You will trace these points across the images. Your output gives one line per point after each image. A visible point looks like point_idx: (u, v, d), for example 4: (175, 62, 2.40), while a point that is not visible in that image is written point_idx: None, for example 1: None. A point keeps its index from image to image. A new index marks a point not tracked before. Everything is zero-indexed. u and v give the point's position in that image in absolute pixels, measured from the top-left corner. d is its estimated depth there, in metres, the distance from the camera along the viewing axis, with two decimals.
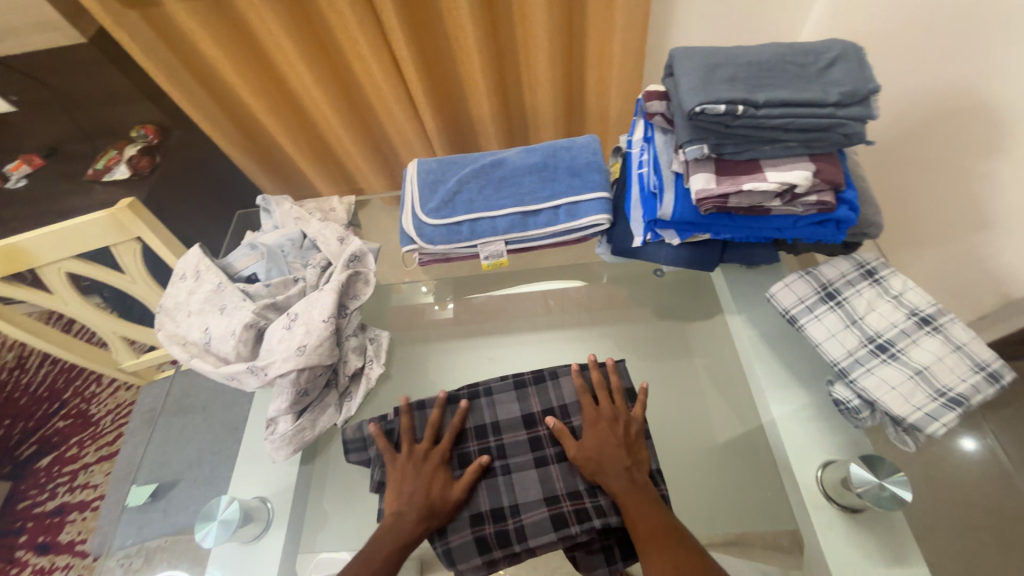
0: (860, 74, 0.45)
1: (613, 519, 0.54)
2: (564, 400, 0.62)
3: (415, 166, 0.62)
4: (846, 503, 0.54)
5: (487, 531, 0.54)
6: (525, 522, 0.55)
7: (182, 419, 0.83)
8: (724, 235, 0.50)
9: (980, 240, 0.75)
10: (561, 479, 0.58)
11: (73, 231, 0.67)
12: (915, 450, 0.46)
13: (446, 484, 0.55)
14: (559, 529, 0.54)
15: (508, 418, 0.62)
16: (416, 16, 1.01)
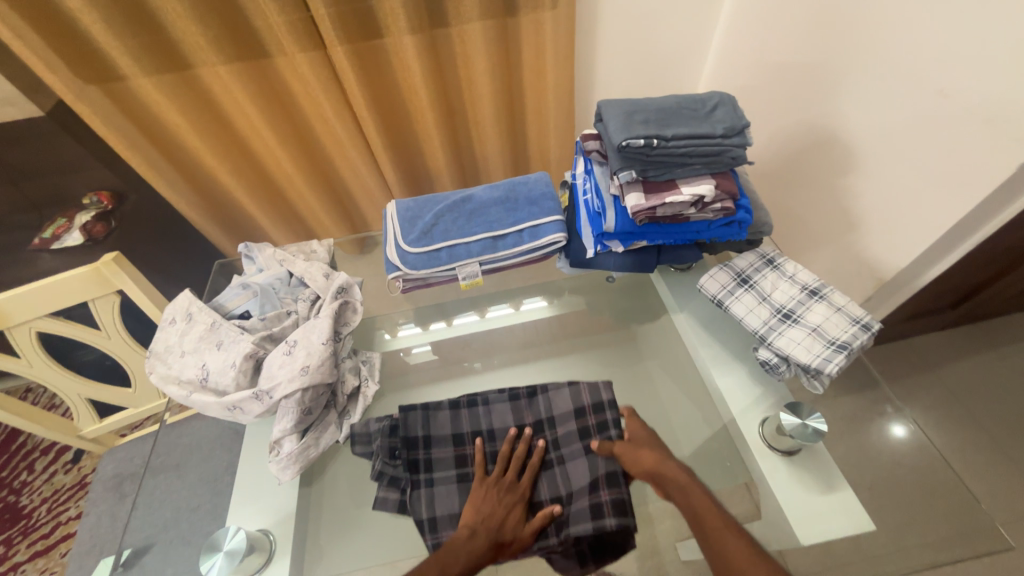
0: (735, 114, 0.60)
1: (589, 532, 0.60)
2: (552, 412, 0.69)
3: (393, 205, 0.70)
4: (783, 447, 0.67)
5: None
6: None
7: (152, 480, 0.80)
8: (658, 240, 0.62)
9: (852, 237, 0.94)
10: (546, 488, 0.65)
11: (53, 288, 0.82)
12: (824, 392, 0.57)
13: (518, 522, 0.61)
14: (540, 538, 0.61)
15: (502, 425, 0.69)
16: (374, 84, 1.14)
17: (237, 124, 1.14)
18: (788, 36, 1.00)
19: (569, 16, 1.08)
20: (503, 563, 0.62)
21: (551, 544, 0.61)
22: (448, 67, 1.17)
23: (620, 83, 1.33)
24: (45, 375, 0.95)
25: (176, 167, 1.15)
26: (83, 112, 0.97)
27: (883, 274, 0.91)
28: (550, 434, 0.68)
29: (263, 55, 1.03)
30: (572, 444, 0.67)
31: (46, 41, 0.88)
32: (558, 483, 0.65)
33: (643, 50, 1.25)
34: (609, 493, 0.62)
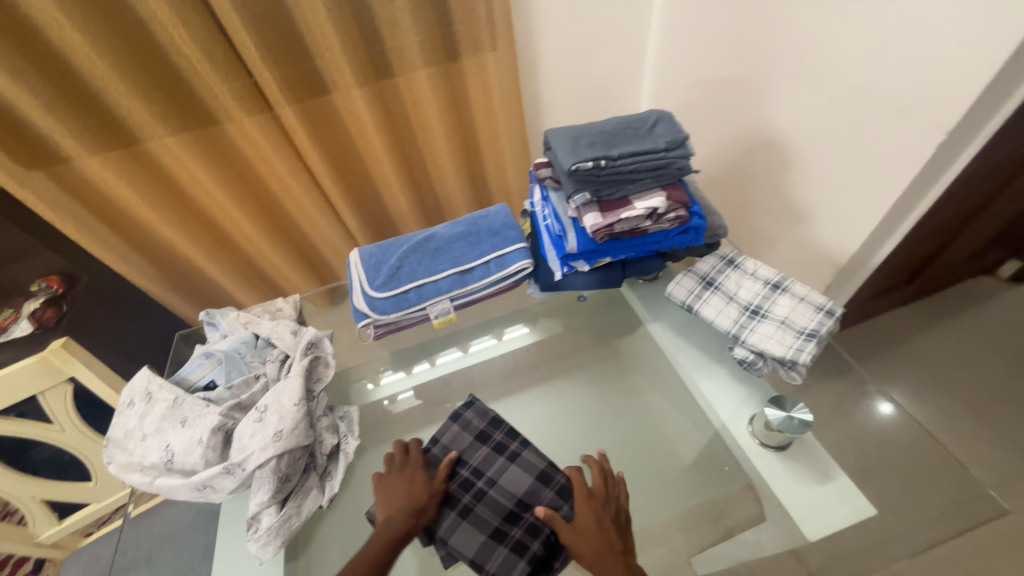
0: (676, 127, 0.62)
1: (535, 548, 0.62)
2: (467, 452, 0.71)
3: (357, 253, 0.69)
4: (774, 443, 0.69)
5: (513, 538, 0.63)
6: (516, 537, 0.63)
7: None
8: (621, 255, 0.63)
9: (802, 229, 1.00)
10: (492, 512, 0.65)
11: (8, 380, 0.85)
12: (801, 381, 0.59)
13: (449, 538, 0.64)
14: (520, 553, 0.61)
15: (477, 458, 0.70)
16: (327, 137, 1.16)
17: (193, 192, 1.13)
18: (715, 51, 1.07)
19: (509, 55, 1.16)
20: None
21: (532, 551, 0.62)
22: (398, 113, 1.20)
23: (566, 109, 1.39)
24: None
25: (132, 241, 1.13)
26: (29, 199, 0.95)
27: (838, 259, 0.96)
28: (482, 480, 0.68)
29: (212, 122, 1.05)
30: (493, 462, 0.69)
31: None
32: (499, 506, 0.66)
33: (584, 75, 1.33)
34: (520, 528, 0.64)
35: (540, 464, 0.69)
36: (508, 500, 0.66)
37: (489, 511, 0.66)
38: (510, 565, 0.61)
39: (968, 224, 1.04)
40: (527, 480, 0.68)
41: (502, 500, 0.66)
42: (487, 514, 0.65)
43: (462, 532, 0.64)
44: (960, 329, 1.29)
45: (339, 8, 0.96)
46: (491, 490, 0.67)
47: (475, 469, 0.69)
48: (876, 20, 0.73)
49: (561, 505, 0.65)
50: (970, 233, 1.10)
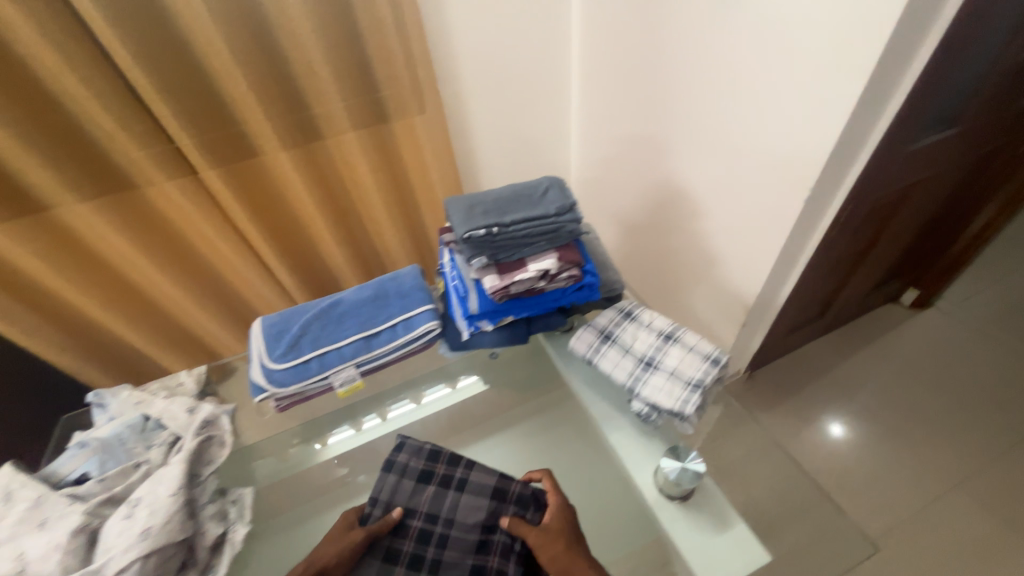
0: (566, 193, 0.67)
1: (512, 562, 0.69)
2: (416, 498, 0.75)
3: (261, 322, 0.67)
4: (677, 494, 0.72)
5: (490, 562, 0.70)
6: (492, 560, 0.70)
7: None
8: (523, 313, 0.65)
9: (712, 272, 1.07)
10: (463, 546, 0.72)
11: None
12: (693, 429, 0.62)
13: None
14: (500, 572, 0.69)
15: (427, 502, 0.75)
16: (256, 198, 1.15)
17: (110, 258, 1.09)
18: (627, 112, 1.17)
19: (437, 118, 1.22)
20: None
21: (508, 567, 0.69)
22: (331, 174, 1.22)
23: (501, 164, 1.46)
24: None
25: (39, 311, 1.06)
26: None
27: (747, 299, 1.02)
28: (440, 522, 0.73)
29: (129, 187, 1.02)
30: (443, 501, 0.75)
31: None
32: (467, 537, 0.72)
33: (514, 133, 1.41)
34: (495, 554, 0.70)
35: (489, 482, 0.75)
36: (470, 529, 0.72)
37: (460, 539, 0.72)
38: None
39: (860, 262, 1.15)
40: (476, 506, 0.73)
41: (465, 533, 0.72)
42: (460, 548, 0.72)
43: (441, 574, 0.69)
44: (875, 357, 1.38)
45: (262, 80, 0.99)
46: (453, 528, 0.73)
47: (431, 510, 0.74)
48: (747, 91, 0.82)
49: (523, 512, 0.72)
50: (865, 270, 1.20)
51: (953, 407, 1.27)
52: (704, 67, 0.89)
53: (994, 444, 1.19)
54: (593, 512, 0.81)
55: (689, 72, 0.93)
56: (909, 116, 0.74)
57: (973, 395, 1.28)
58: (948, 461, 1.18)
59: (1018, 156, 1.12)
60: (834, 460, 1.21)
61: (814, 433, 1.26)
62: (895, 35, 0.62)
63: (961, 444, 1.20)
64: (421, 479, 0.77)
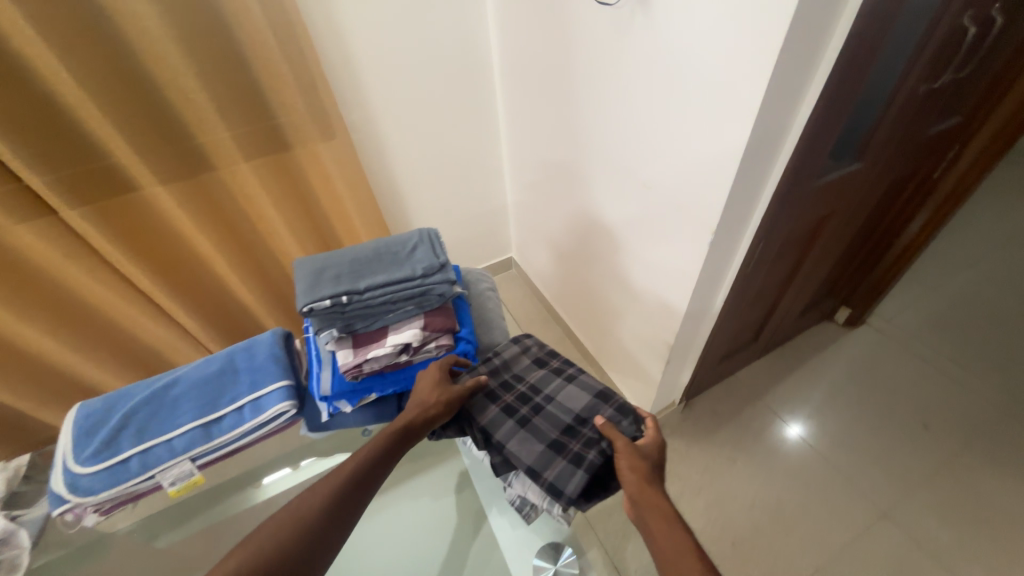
0: (436, 249, 0.60)
1: (593, 455, 0.55)
2: (523, 372, 0.67)
3: (78, 411, 0.57)
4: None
5: (573, 448, 0.57)
6: (574, 448, 0.57)
7: None
8: (387, 390, 0.57)
9: (637, 306, 1.02)
10: (550, 426, 0.60)
11: None
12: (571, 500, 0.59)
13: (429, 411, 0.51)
14: (576, 461, 0.55)
15: (540, 377, 0.67)
16: (140, 237, 1.03)
17: None
18: (547, 139, 1.12)
19: (346, 145, 1.13)
20: (570, 478, 0.54)
21: (590, 457, 0.55)
22: (229, 208, 1.11)
23: (427, 190, 1.39)
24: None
25: None
26: None
27: (668, 339, 0.96)
28: (538, 393, 0.65)
29: None
30: (552, 382, 0.66)
31: None
32: (558, 416, 0.61)
33: (439, 158, 1.34)
34: (577, 441, 0.58)
35: (598, 384, 0.64)
36: (565, 416, 0.61)
37: (548, 424, 0.60)
38: (562, 470, 0.55)
39: (786, 288, 1.13)
40: (586, 400, 0.62)
41: (554, 415, 0.61)
42: (544, 426, 0.60)
43: (517, 437, 0.59)
44: (807, 378, 1.39)
45: (126, 109, 0.88)
46: (550, 405, 0.63)
47: (534, 387, 0.65)
48: (649, 125, 0.77)
49: (620, 422, 0.58)
50: (792, 295, 1.19)
51: (884, 428, 1.27)
52: (609, 98, 0.84)
53: (923, 466, 1.19)
54: None
55: (596, 101, 0.88)
56: (809, 154, 0.70)
57: (902, 414, 1.29)
58: (878, 486, 1.17)
59: (931, 180, 1.13)
60: (770, 491, 1.18)
61: (751, 463, 1.23)
62: (783, 79, 0.57)
63: (893, 467, 1.20)
64: (537, 360, 0.69)
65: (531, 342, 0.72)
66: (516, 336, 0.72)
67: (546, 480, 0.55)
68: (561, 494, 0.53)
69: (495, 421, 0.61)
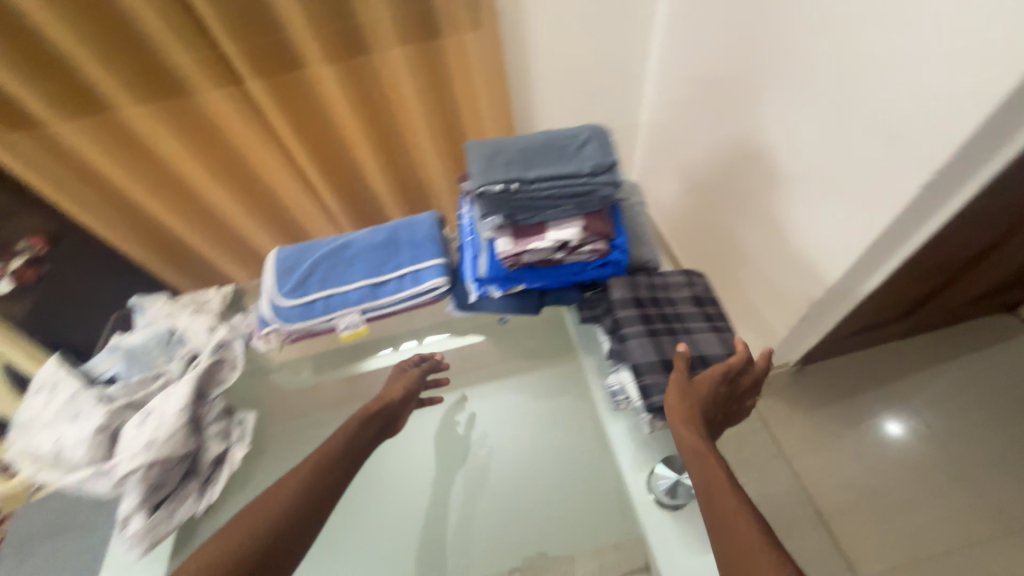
0: (606, 149, 0.56)
1: (690, 391, 0.56)
2: (676, 299, 0.66)
3: (275, 254, 0.68)
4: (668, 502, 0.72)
5: (681, 375, 0.57)
6: (681, 375, 0.57)
7: None
8: (535, 284, 0.59)
9: (779, 250, 0.92)
10: (673, 348, 0.59)
11: None
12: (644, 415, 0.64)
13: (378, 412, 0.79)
14: (677, 386, 0.56)
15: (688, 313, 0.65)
16: (301, 116, 1.12)
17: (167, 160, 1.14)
18: (714, 46, 0.97)
19: (489, 36, 1.08)
20: (663, 390, 0.56)
21: (686, 390, 0.56)
22: (375, 95, 1.14)
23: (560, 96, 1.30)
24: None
25: (111, 204, 1.16)
26: (9, 161, 1.00)
27: (813, 293, 0.87)
28: (676, 319, 0.63)
29: (182, 93, 1.02)
30: (696, 322, 0.64)
31: None
32: (684, 347, 0.60)
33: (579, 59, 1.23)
34: (686, 371, 0.57)
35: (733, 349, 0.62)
36: (690, 349, 0.60)
37: (672, 347, 0.60)
38: (662, 387, 0.56)
39: (974, 264, 0.94)
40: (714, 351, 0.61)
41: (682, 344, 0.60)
42: (666, 345, 0.60)
43: (642, 341, 0.59)
44: (956, 374, 1.20)
45: None
46: (683, 337, 0.62)
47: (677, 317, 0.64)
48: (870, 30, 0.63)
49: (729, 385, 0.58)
50: (977, 275, 0.99)
51: None
52: None
53: None
54: None
55: None
56: None
57: None
58: (1014, 507, 1.03)
59: None
60: (875, 476, 1.10)
61: (858, 446, 1.14)
62: None
63: None
64: (696, 301, 0.66)
65: (700, 284, 0.69)
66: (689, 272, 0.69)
67: (645, 381, 0.57)
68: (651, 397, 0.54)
69: (625, 318, 0.60)
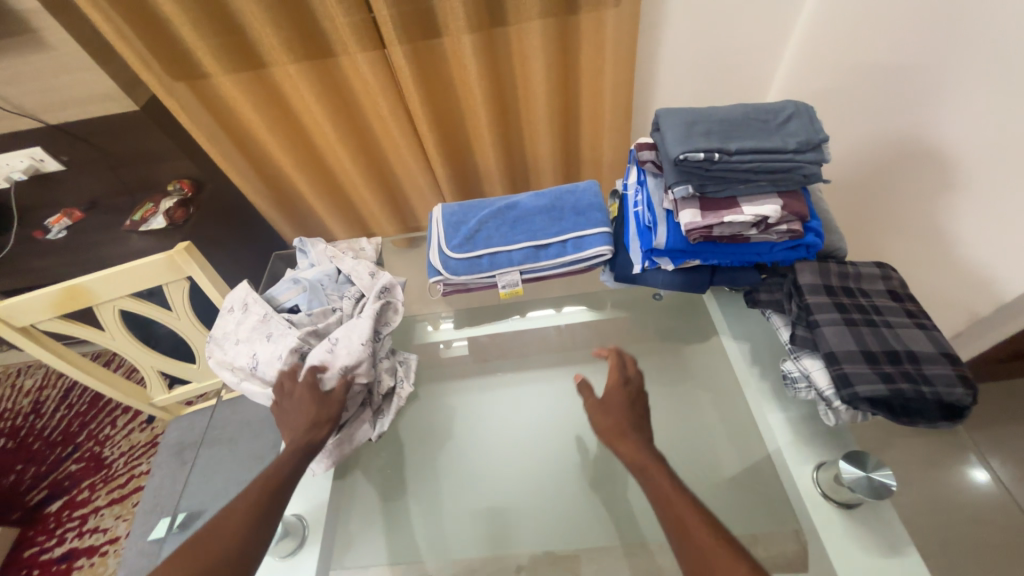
0: (812, 126, 0.54)
1: (906, 386, 0.45)
2: (872, 289, 0.55)
3: (439, 209, 0.70)
4: (841, 500, 0.58)
5: (888, 368, 0.47)
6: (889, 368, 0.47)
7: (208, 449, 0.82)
8: (712, 260, 0.58)
9: (939, 259, 0.84)
10: (874, 339, 0.49)
11: (135, 270, 0.81)
12: (835, 423, 0.52)
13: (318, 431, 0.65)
14: (886, 380, 0.46)
15: (887, 304, 0.53)
16: (431, 83, 1.15)
17: (302, 117, 1.20)
18: (880, 33, 0.90)
19: (631, 14, 1.04)
20: (867, 382, 0.46)
21: (900, 386, 0.45)
22: (503, 67, 1.16)
23: (686, 82, 1.24)
24: (104, 287, 0.82)
25: (248, 155, 1.25)
26: (173, 108, 1.09)
27: (978, 308, 0.81)
28: (873, 309, 0.53)
29: (329, 54, 1.08)
30: (900, 315, 0.52)
31: (142, 41, 0.98)
32: (889, 340, 0.49)
33: (714, 45, 1.17)
34: (895, 365, 0.47)
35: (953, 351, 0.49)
36: (897, 342, 0.49)
37: (875, 338, 0.49)
38: (867, 378, 0.46)
39: None
40: (930, 349, 0.49)
41: (887, 335, 0.49)
42: (865, 335, 0.50)
43: (834, 326, 0.50)
44: None
45: None
46: (885, 328, 0.51)
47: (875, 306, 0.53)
48: None
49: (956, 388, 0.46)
50: None
51: None
52: None
53: None
54: (728, 480, 0.75)
55: None
56: None
57: None
58: None
59: None
60: None
61: None
62: None
63: None
64: (895, 293, 0.55)
65: (896, 277, 0.57)
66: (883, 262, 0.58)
67: (841, 370, 0.48)
68: (853, 385, 0.46)
69: (815, 303, 0.52)
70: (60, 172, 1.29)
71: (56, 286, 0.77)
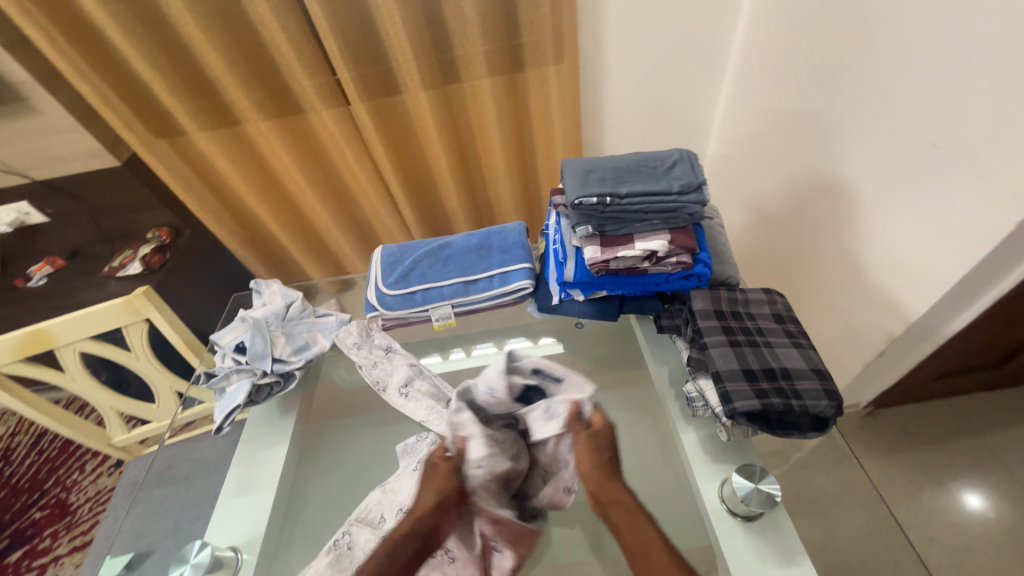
0: (693, 172, 0.62)
1: (777, 401, 0.52)
2: (756, 313, 0.63)
3: (380, 251, 0.77)
4: (741, 512, 0.61)
5: (764, 386, 0.54)
6: (766, 385, 0.54)
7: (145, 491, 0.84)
8: (616, 290, 0.64)
9: (856, 284, 0.91)
10: (754, 359, 0.56)
11: (96, 313, 0.87)
12: (729, 438, 0.58)
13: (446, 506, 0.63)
14: (761, 395, 0.53)
15: (769, 326, 0.61)
16: (395, 136, 1.25)
17: (274, 167, 1.29)
18: (790, 84, 1.00)
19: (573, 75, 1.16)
20: (749, 399, 0.52)
21: (771, 401, 0.52)
22: (461, 120, 1.27)
23: (633, 126, 1.35)
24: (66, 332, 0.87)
25: (223, 204, 1.32)
26: (152, 162, 1.16)
27: (892, 329, 0.86)
28: (757, 332, 0.60)
29: (299, 111, 1.18)
30: (779, 337, 0.60)
31: (125, 107, 1.08)
32: (767, 359, 0.57)
33: (653, 94, 1.28)
34: (770, 382, 0.54)
35: (820, 364, 0.57)
36: (773, 361, 0.56)
37: (754, 358, 0.56)
38: (744, 394, 0.53)
39: None
40: (801, 365, 0.56)
41: (766, 355, 0.57)
42: (747, 356, 0.57)
43: (721, 349, 0.57)
44: None
45: (418, 22, 1.03)
46: (765, 348, 0.58)
47: (757, 329, 0.61)
48: (967, 76, 0.65)
49: (819, 400, 0.53)
50: None
51: None
52: (909, 35, 0.72)
53: None
54: None
55: (885, 41, 0.76)
56: None
57: None
58: None
59: None
60: (956, 535, 1.02)
61: (940, 498, 1.08)
62: None
63: None
64: (777, 317, 0.63)
65: (780, 300, 0.65)
66: (767, 289, 0.67)
67: (725, 388, 0.54)
68: (731, 402, 0.52)
69: (706, 327, 0.59)
70: (44, 224, 1.35)
71: (20, 330, 0.83)
